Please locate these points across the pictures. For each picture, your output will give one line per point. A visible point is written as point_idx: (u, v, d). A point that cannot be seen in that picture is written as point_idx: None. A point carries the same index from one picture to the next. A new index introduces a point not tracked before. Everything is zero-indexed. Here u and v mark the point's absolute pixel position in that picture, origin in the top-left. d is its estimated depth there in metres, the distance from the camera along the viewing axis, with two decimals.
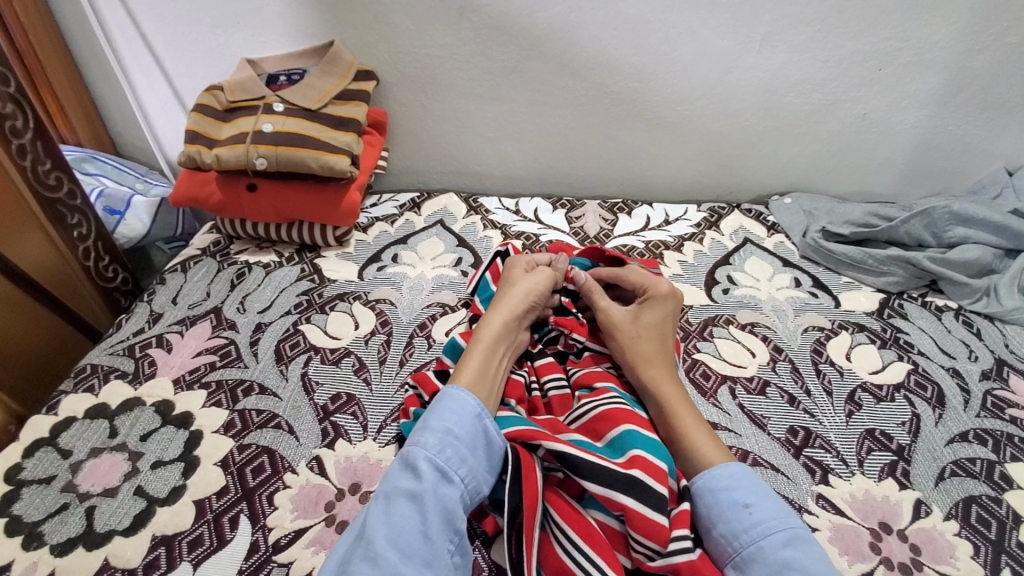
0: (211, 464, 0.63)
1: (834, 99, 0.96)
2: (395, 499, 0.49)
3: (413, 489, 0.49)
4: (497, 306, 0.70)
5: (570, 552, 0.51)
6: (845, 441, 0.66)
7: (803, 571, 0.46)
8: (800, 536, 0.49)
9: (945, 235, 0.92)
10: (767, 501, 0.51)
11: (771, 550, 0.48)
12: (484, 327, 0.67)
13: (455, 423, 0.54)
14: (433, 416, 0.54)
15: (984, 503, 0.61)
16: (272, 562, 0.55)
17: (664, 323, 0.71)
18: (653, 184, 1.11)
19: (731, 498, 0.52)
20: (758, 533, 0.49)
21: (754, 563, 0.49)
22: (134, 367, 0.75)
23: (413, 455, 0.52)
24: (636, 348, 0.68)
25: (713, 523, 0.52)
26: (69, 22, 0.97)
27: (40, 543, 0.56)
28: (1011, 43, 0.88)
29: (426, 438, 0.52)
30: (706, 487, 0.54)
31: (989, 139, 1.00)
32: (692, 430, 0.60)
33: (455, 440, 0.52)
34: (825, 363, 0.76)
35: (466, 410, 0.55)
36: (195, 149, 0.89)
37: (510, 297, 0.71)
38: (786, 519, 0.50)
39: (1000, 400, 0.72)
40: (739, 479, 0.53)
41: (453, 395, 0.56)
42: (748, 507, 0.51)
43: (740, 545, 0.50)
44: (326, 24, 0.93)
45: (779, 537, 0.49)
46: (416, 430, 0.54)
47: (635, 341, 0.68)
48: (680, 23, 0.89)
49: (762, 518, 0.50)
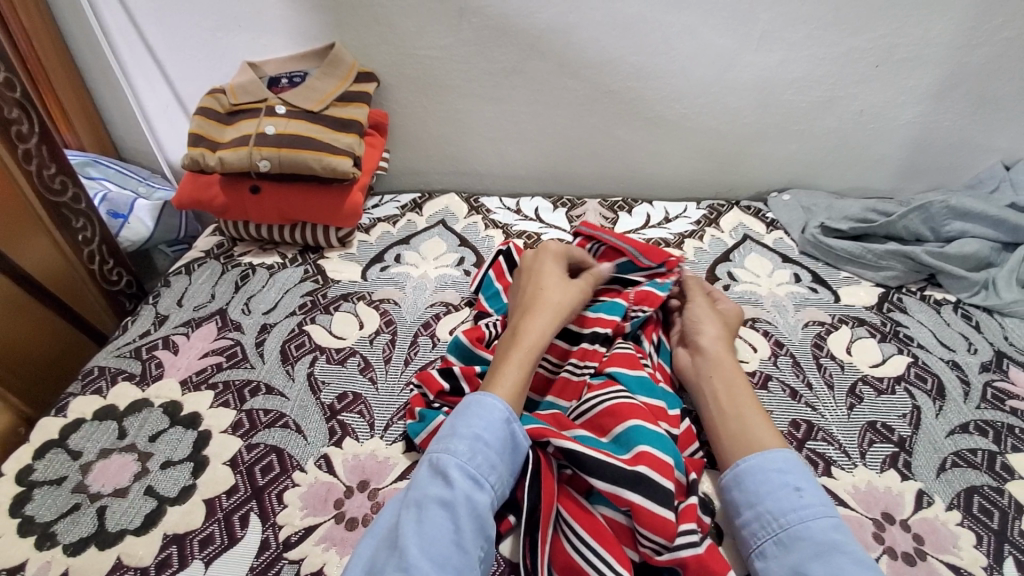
0: (220, 463, 0.63)
1: (831, 96, 0.97)
2: (427, 506, 0.49)
3: (445, 497, 0.49)
4: (544, 308, 0.68)
5: (578, 548, 0.52)
6: (847, 434, 0.67)
7: (853, 554, 0.47)
8: (845, 525, 0.50)
9: (942, 229, 0.93)
10: (816, 488, 0.52)
11: (819, 531, 0.49)
12: (528, 327, 0.66)
13: (484, 429, 0.54)
14: (461, 423, 0.55)
15: (986, 493, 0.61)
16: (283, 559, 0.55)
17: (733, 330, 0.75)
18: (653, 182, 1.12)
19: (783, 479, 0.53)
20: (807, 514, 0.50)
21: (798, 542, 0.49)
22: (141, 369, 0.75)
23: (444, 462, 0.52)
24: (716, 330, 0.71)
25: (759, 500, 0.53)
26: (71, 27, 0.97)
27: (53, 543, 0.57)
28: (1007, 38, 0.89)
29: (455, 445, 0.53)
30: (760, 465, 0.54)
31: (984, 134, 1.01)
32: (755, 406, 0.61)
33: (485, 447, 0.53)
34: (826, 357, 0.77)
35: (494, 416, 0.55)
36: (199, 152, 0.90)
37: (556, 301, 0.70)
38: (832, 507, 0.51)
39: (1000, 391, 0.72)
40: (791, 464, 0.54)
41: (482, 401, 0.56)
42: (799, 490, 0.52)
43: (785, 523, 0.50)
44: (327, 27, 0.94)
45: (827, 522, 0.49)
46: (444, 437, 0.54)
47: (716, 325, 0.72)
48: (678, 22, 0.90)
49: (812, 501, 0.51)
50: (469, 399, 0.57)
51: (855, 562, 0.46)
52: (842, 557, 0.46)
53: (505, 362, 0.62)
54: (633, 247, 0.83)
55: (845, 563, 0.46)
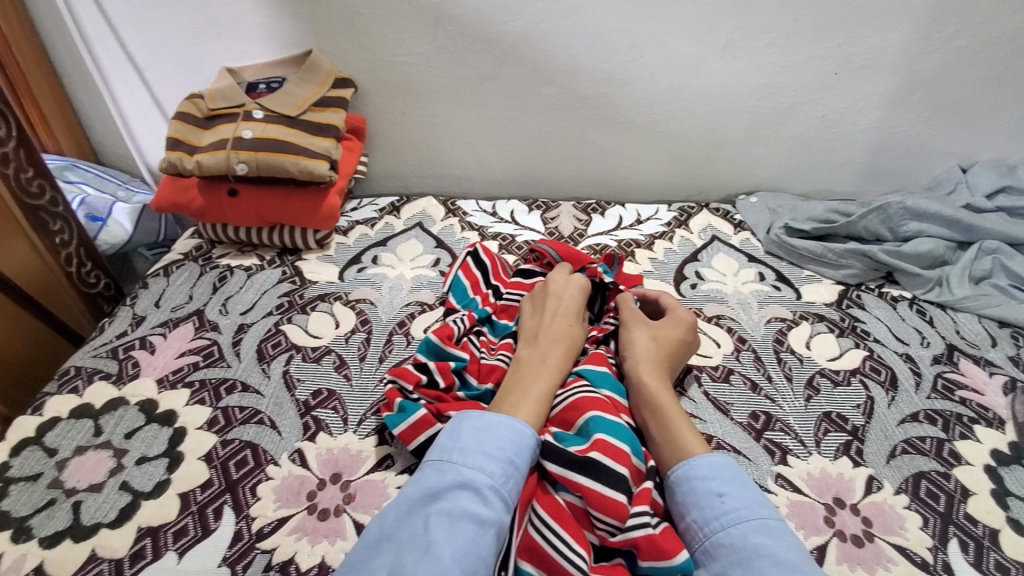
0: (195, 459, 0.65)
1: (794, 101, 1.01)
2: (461, 518, 0.48)
3: (480, 512, 0.49)
4: (562, 345, 0.70)
5: (540, 530, 0.54)
6: (803, 423, 0.70)
7: (773, 557, 0.46)
8: (772, 525, 0.49)
9: (900, 229, 0.97)
10: (742, 491, 0.52)
11: (739, 536, 0.49)
12: (552, 360, 0.68)
13: (516, 453, 0.54)
14: (494, 441, 0.54)
15: (933, 478, 0.64)
16: (256, 549, 0.57)
17: (680, 343, 0.73)
18: (625, 185, 1.15)
19: (706, 487, 0.54)
20: (727, 520, 0.51)
21: (722, 549, 0.50)
22: (118, 368, 0.76)
23: (477, 479, 0.51)
24: (642, 348, 0.71)
25: (688, 510, 0.54)
26: (51, 33, 0.99)
27: (28, 536, 0.58)
28: (958, 46, 0.94)
29: (490, 464, 0.52)
30: (684, 475, 0.56)
31: (941, 138, 1.05)
32: (682, 420, 0.62)
33: (516, 471, 0.53)
34: (786, 352, 0.80)
35: (526, 442, 0.56)
36: (177, 155, 0.92)
37: (570, 337, 0.72)
38: (757, 509, 0.51)
39: (950, 382, 0.76)
40: (716, 470, 0.55)
41: (513, 425, 0.56)
42: (721, 496, 0.52)
43: (709, 532, 0.51)
44: (305, 34, 0.96)
45: (749, 526, 0.49)
46: (478, 453, 0.53)
47: (646, 344, 0.71)
48: (645, 31, 0.93)
49: (734, 507, 0.51)
50: (494, 418, 0.57)
51: (775, 565, 0.46)
52: (762, 561, 0.46)
53: (527, 390, 0.63)
54: (557, 252, 0.89)
55: (765, 566, 0.46)
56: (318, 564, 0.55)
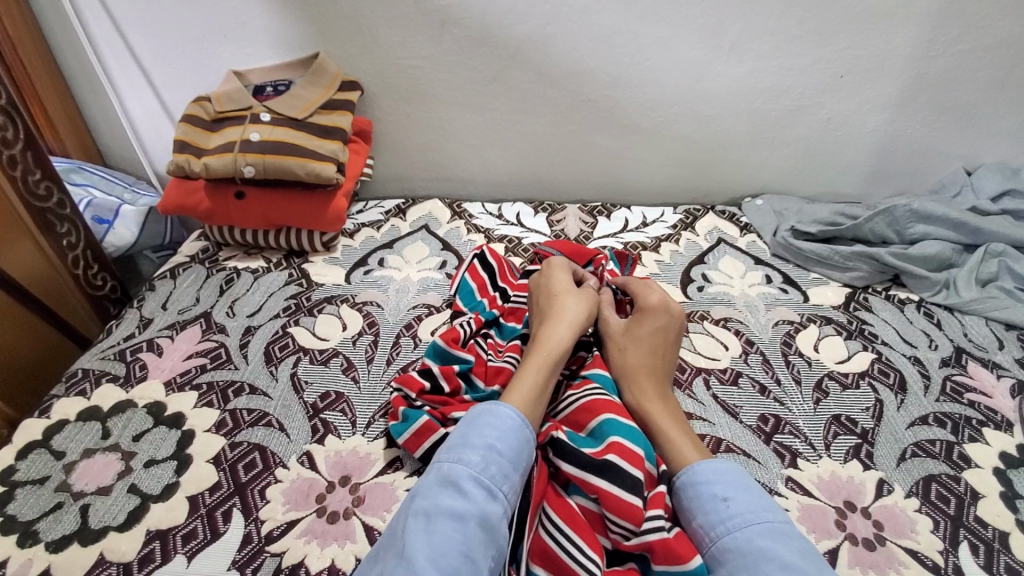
0: (203, 461, 0.65)
1: (801, 103, 1.01)
2: (437, 515, 0.48)
3: (458, 507, 0.48)
4: (561, 321, 0.71)
5: (554, 536, 0.53)
6: (813, 426, 0.70)
7: (779, 561, 0.46)
8: (777, 528, 0.49)
9: (906, 232, 0.97)
10: (746, 495, 0.52)
11: (745, 539, 0.49)
12: (551, 335, 0.69)
13: (497, 439, 0.54)
14: (476, 433, 0.55)
15: (943, 481, 0.64)
16: (265, 553, 0.56)
17: (660, 334, 0.72)
18: (630, 188, 1.15)
19: (710, 491, 0.53)
20: (734, 525, 0.50)
21: (729, 553, 0.49)
22: (125, 370, 0.76)
23: (455, 472, 0.51)
24: (626, 360, 0.70)
25: (693, 514, 0.53)
26: (58, 36, 0.99)
27: (35, 541, 0.58)
28: (962, 50, 0.94)
29: (468, 454, 0.53)
30: (689, 480, 0.55)
31: (945, 141, 1.05)
32: (678, 432, 0.61)
33: (498, 457, 0.53)
34: (795, 354, 0.80)
35: (507, 426, 0.56)
36: (184, 158, 0.91)
37: (569, 316, 0.72)
38: (762, 512, 0.50)
39: (959, 385, 0.76)
40: (720, 474, 0.54)
41: (495, 411, 0.57)
42: (726, 500, 0.52)
43: (716, 536, 0.51)
44: (312, 37, 0.96)
45: (756, 529, 0.49)
46: (456, 446, 0.54)
47: (630, 352, 0.70)
48: (651, 33, 0.93)
49: (739, 511, 0.51)
50: (483, 409, 0.58)
51: (782, 569, 0.45)
52: (769, 566, 0.46)
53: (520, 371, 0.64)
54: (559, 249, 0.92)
55: (772, 570, 0.45)
56: (328, 567, 0.55)
